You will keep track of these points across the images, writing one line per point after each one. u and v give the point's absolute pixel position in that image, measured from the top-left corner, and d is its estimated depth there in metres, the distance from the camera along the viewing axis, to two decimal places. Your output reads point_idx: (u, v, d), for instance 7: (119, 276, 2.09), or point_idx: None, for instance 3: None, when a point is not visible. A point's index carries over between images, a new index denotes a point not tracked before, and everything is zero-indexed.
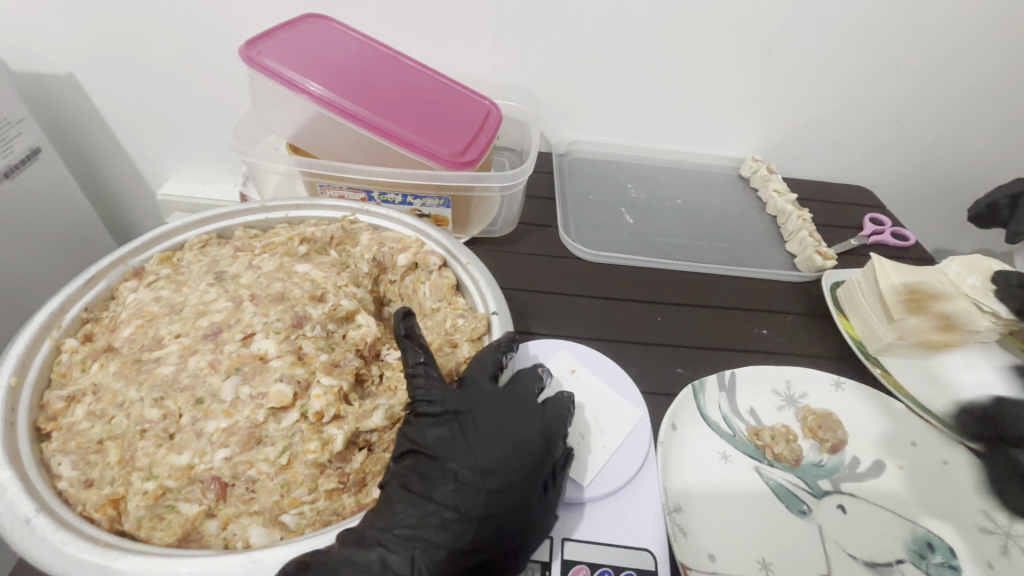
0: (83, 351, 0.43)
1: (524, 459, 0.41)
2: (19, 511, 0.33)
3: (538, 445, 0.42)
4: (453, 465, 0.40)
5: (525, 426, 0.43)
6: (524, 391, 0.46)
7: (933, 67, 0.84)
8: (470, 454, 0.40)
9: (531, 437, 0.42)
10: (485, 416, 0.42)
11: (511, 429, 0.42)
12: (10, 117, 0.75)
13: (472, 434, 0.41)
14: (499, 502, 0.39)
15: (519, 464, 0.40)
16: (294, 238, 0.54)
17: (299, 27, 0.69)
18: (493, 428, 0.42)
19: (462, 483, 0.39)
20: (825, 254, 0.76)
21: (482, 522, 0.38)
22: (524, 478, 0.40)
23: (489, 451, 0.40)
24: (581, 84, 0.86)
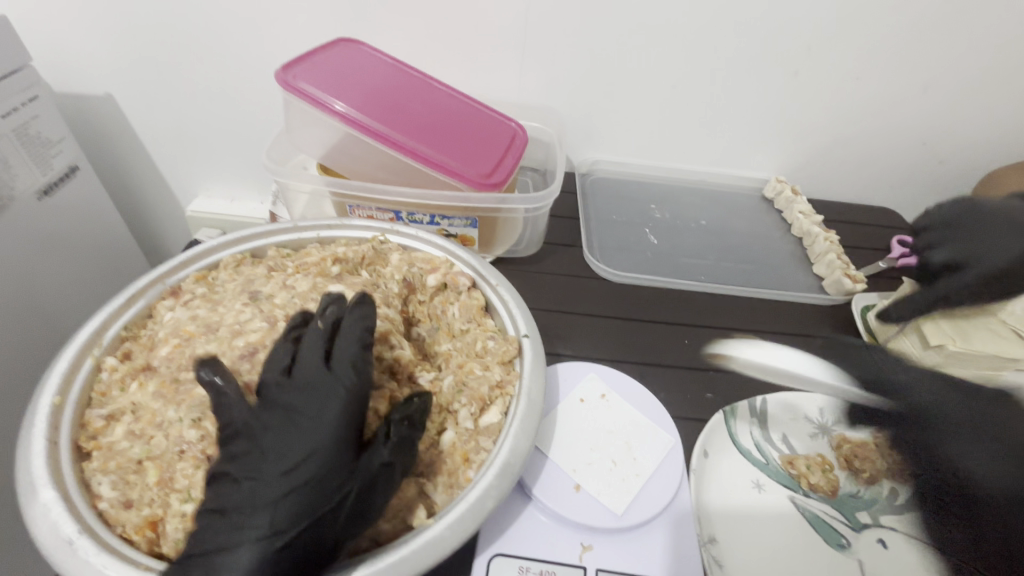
0: (122, 369, 0.43)
1: (314, 432, 0.38)
2: (63, 531, 0.33)
3: (335, 410, 0.38)
4: (256, 456, 0.37)
5: (314, 396, 0.39)
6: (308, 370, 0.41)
7: (961, 88, 0.83)
8: (258, 443, 0.38)
9: (319, 408, 0.39)
10: (273, 398, 0.40)
11: (298, 406, 0.39)
12: (51, 138, 0.78)
13: (264, 439, 0.38)
14: (299, 484, 0.36)
15: (308, 439, 0.38)
16: (326, 258, 0.55)
17: (333, 51, 0.71)
18: (284, 411, 0.39)
19: (258, 475, 0.37)
20: (854, 277, 0.75)
21: (280, 512, 0.35)
22: (325, 452, 0.37)
23: (277, 437, 0.38)
24: (605, 106, 0.87)
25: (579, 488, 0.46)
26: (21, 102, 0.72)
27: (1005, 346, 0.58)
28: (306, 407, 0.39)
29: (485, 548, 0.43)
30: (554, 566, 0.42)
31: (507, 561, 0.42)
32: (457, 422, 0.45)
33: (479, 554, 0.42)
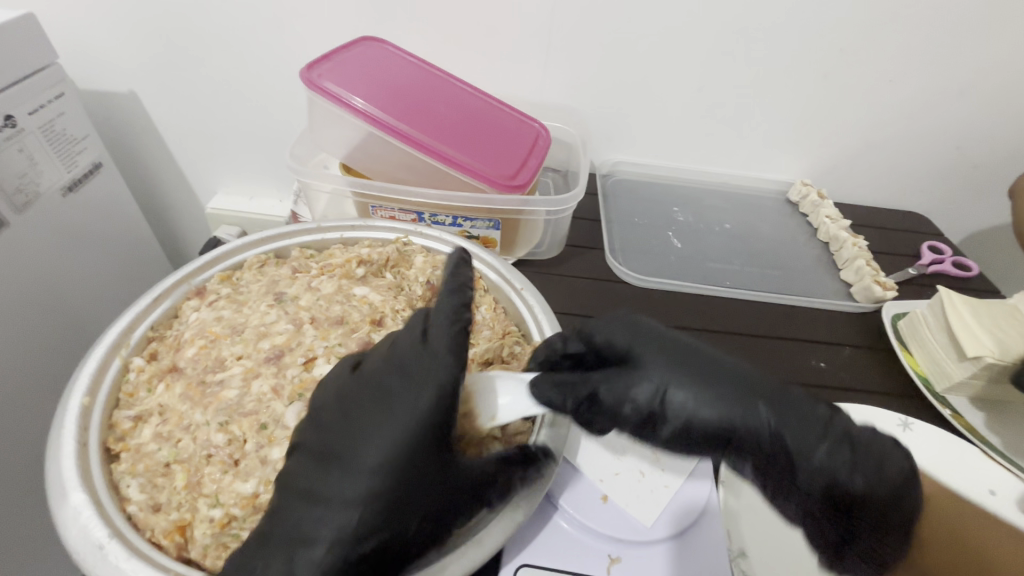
0: (149, 370, 0.43)
1: (413, 429, 0.35)
2: (93, 536, 0.33)
3: (434, 408, 0.36)
4: (352, 447, 0.36)
5: (416, 390, 0.36)
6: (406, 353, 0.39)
7: (999, 90, 0.80)
8: (360, 433, 0.36)
9: (420, 402, 0.36)
10: (378, 385, 0.38)
11: (396, 395, 0.37)
12: (76, 135, 0.78)
13: (354, 420, 0.37)
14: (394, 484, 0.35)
15: (403, 438, 0.35)
16: (351, 260, 0.54)
17: (356, 50, 0.70)
18: (385, 398, 0.37)
19: (353, 470, 0.35)
20: (884, 285, 0.73)
21: (368, 511, 0.34)
22: (422, 452, 0.35)
23: (376, 428, 0.36)
24: (628, 107, 0.85)
25: (605, 499, 0.46)
26: (47, 99, 0.72)
27: None
28: (405, 399, 0.36)
29: (511, 559, 0.42)
30: None
31: (532, 572, 0.41)
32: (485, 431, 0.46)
33: (504, 565, 0.41)
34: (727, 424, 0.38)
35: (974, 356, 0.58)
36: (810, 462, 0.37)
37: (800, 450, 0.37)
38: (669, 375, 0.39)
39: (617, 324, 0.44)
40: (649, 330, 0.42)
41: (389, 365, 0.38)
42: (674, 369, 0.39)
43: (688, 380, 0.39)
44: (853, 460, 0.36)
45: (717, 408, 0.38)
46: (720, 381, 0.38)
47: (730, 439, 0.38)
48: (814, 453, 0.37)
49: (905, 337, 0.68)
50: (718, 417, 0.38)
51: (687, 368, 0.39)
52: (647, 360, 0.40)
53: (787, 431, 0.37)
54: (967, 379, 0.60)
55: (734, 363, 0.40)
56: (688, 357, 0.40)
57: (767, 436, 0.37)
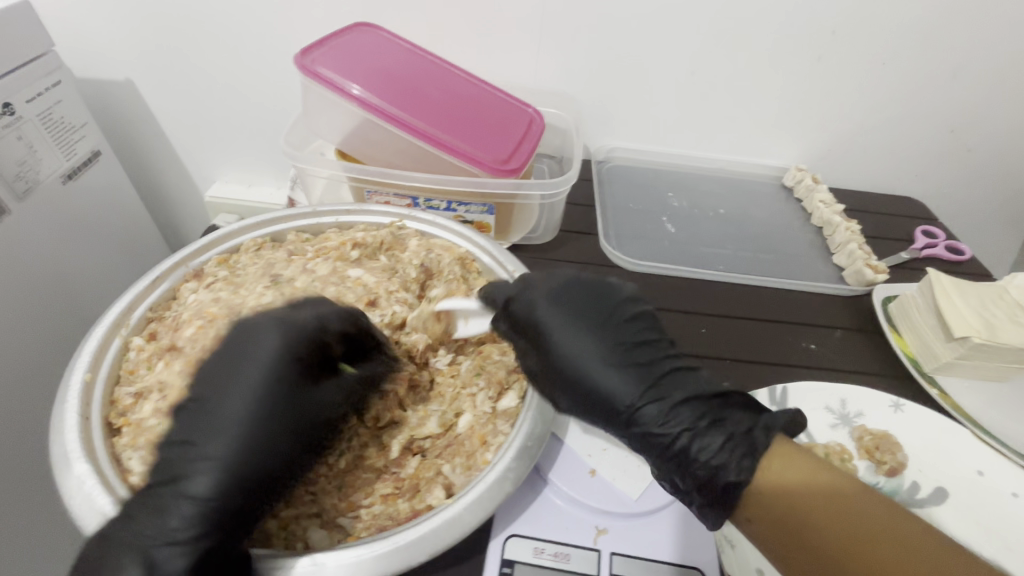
0: (149, 349, 0.45)
1: (250, 396, 0.37)
2: (97, 504, 0.34)
3: (273, 369, 0.38)
4: (207, 415, 0.37)
5: (251, 358, 0.38)
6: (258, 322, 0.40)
7: (993, 74, 0.80)
8: (192, 416, 0.37)
9: (259, 372, 0.37)
10: (215, 358, 0.39)
11: (238, 363, 0.38)
12: (74, 123, 0.79)
13: (207, 405, 0.37)
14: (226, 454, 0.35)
15: (241, 405, 0.37)
16: (346, 243, 0.55)
17: (350, 36, 0.70)
18: (224, 372, 0.38)
19: (189, 444, 0.36)
20: (875, 268, 0.74)
21: (220, 485, 0.35)
22: (261, 420, 0.37)
23: (212, 400, 0.37)
24: (623, 92, 0.86)
25: (594, 473, 0.47)
26: (45, 87, 0.73)
27: None
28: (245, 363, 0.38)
29: (502, 530, 0.43)
30: (569, 549, 0.43)
31: (522, 542, 0.43)
32: (474, 406, 0.46)
33: (495, 536, 0.43)
34: (613, 391, 0.42)
35: (960, 335, 0.58)
36: (673, 438, 0.40)
37: (675, 428, 0.40)
38: (577, 355, 0.43)
39: (569, 299, 0.46)
40: (582, 307, 0.46)
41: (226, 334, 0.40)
42: (582, 342, 0.44)
43: (586, 360, 0.43)
44: (741, 445, 0.39)
45: (581, 375, 0.43)
46: (623, 363, 0.43)
47: (623, 410, 0.42)
48: (681, 430, 0.40)
49: (896, 320, 0.69)
50: (597, 388, 0.43)
51: (580, 352, 0.43)
52: (559, 339, 0.44)
53: (647, 403, 0.41)
54: (955, 359, 0.61)
55: (658, 350, 0.44)
56: (599, 339, 0.44)
57: (654, 416, 0.41)
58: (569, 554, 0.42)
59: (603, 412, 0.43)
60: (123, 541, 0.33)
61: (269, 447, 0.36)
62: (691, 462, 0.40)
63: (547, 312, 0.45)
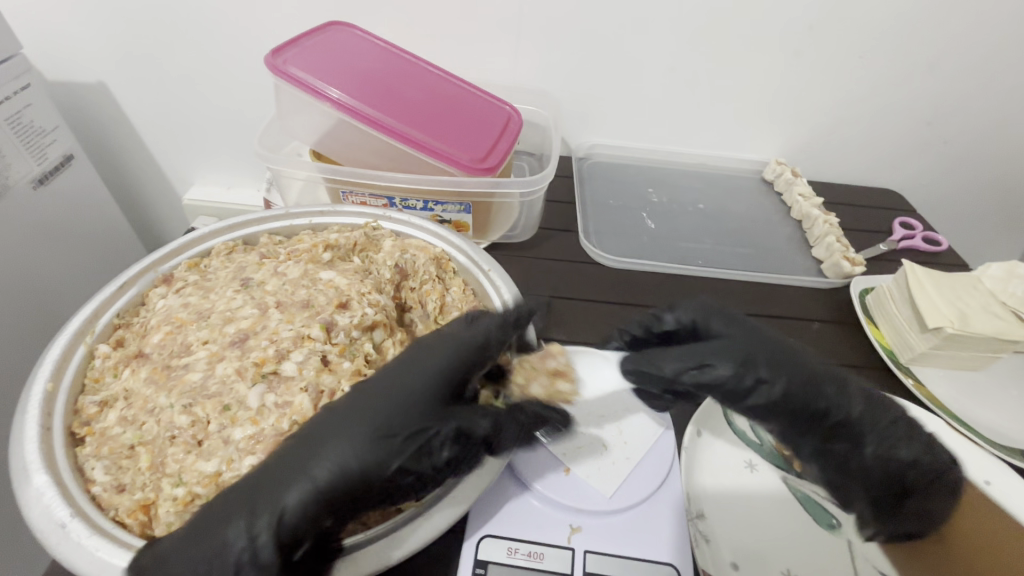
0: (115, 356, 0.44)
1: (395, 395, 0.38)
2: (55, 515, 0.34)
3: (435, 373, 0.40)
4: (335, 423, 0.37)
5: (416, 364, 0.40)
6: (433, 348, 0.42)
7: (968, 66, 0.81)
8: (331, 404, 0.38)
9: (416, 374, 0.40)
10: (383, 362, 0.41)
11: (399, 383, 0.39)
12: (45, 126, 0.77)
13: (350, 410, 0.37)
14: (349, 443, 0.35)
15: (382, 400, 0.38)
16: (318, 245, 0.54)
17: (322, 35, 0.70)
18: (383, 371, 0.40)
19: (312, 447, 0.35)
20: (853, 260, 0.74)
21: (328, 495, 0.34)
22: (403, 420, 0.37)
23: (359, 392, 0.39)
24: (602, 87, 0.85)
25: (568, 472, 0.47)
26: (12, 91, 0.71)
27: (1002, 328, 0.59)
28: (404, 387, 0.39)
29: (476, 530, 0.43)
30: (543, 548, 0.43)
31: (496, 542, 0.43)
32: None
33: (468, 537, 0.43)
34: (820, 394, 0.46)
35: (935, 326, 0.59)
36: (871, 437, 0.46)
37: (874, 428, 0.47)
38: (780, 363, 0.46)
39: (725, 321, 0.49)
40: (754, 327, 0.49)
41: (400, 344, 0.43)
42: (776, 354, 0.46)
43: (790, 369, 0.46)
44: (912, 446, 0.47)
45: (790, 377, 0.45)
46: (830, 375, 0.47)
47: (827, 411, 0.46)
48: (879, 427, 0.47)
49: (873, 311, 0.69)
50: (807, 394, 0.45)
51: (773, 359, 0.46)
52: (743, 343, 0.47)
53: (850, 399, 0.46)
54: (930, 350, 0.61)
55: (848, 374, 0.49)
56: (785, 351, 0.47)
57: (850, 410, 0.46)
58: (543, 553, 0.42)
59: (798, 416, 0.46)
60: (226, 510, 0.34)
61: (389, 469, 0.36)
62: (860, 459, 0.47)
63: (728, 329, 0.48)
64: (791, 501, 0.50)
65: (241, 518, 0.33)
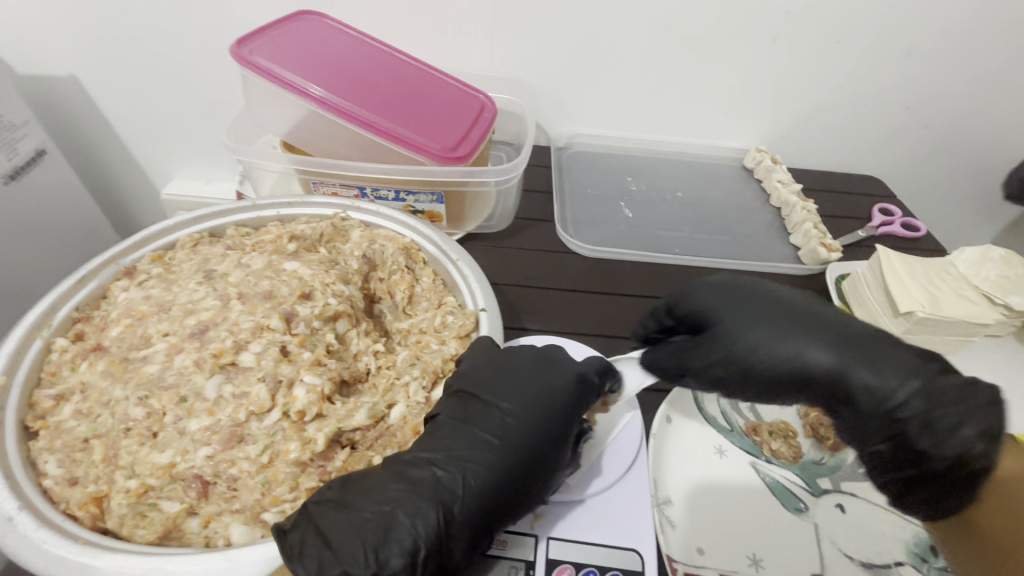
0: (72, 350, 0.43)
1: (541, 405, 0.42)
2: (3, 508, 0.34)
3: (556, 401, 0.43)
4: (461, 442, 0.40)
5: (543, 379, 0.44)
6: (552, 372, 0.45)
7: (946, 50, 0.80)
8: (477, 409, 0.43)
9: (556, 386, 0.44)
10: (508, 366, 0.45)
11: (521, 403, 0.43)
12: (15, 121, 0.76)
13: (477, 427, 0.41)
14: (512, 451, 0.40)
15: (534, 412, 0.42)
16: (283, 235, 0.54)
17: (290, 25, 0.68)
18: (515, 378, 0.44)
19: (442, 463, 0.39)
20: (830, 246, 0.74)
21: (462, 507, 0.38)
22: (539, 436, 0.41)
23: (500, 399, 0.43)
24: (579, 76, 0.84)
25: None
26: None
27: (972, 312, 0.60)
28: (527, 411, 0.42)
29: None
30: (506, 535, 0.43)
31: None
32: (409, 397, 0.45)
33: None
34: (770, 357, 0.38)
35: (906, 311, 0.59)
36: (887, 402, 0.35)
37: (837, 380, 0.36)
38: (734, 333, 0.39)
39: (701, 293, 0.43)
40: (747, 289, 0.42)
41: (511, 352, 0.46)
42: (734, 321, 0.40)
43: (750, 342, 0.38)
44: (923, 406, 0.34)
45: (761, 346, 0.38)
46: (821, 331, 0.38)
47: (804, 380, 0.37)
48: (887, 389, 0.35)
49: (848, 297, 0.69)
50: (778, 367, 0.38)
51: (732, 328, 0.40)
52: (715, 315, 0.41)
53: (826, 359, 0.37)
54: (902, 334, 0.62)
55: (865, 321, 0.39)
56: (764, 311, 0.40)
57: (838, 367, 0.36)
58: (506, 541, 0.43)
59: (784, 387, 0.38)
60: (409, 505, 0.36)
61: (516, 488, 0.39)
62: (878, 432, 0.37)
63: (705, 297, 0.42)
64: (759, 486, 0.50)
65: (405, 507, 0.36)
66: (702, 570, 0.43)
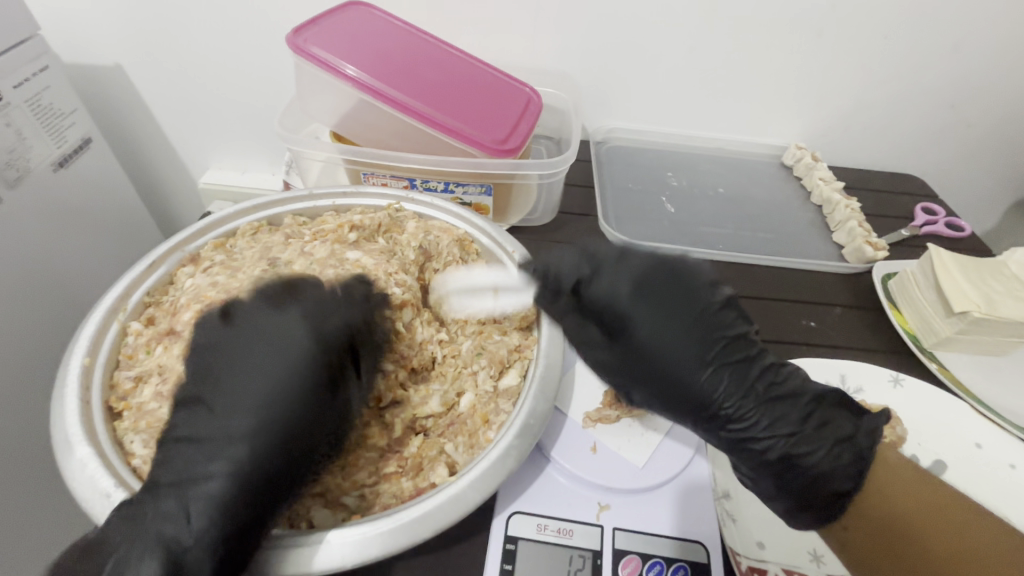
0: (148, 334, 0.44)
1: (269, 378, 0.38)
2: (100, 486, 0.35)
3: (277, 354, 0.38)
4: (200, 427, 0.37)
5: (255, 330, 0.40)
6: (263, 319, 0.40)
7: (996, 48, 0.79)
8: (205, 377, 0.38)
9: (277, 343, 0.39)
10: (224, 351, 0.39)
11: (250, 360, 0.38)
12: (64, 109, 0.77)
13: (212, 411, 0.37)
14: (252, 447, 0.36)
15: (265, 371, 0.38)
16: (343, 225, 0.54)
17: (341, 15, 0.69)
18: (238, 347, 0.39)
19: (191, 448, 0.36)
20: (875, 245, 0.74)
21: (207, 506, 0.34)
22: (271, 387, 0.37)
23: (234, 372, 0.38)
24: (621, 71, 0.84)
25: (596, 449, 0.48)
26: (32, 72, 0.71)
27: None
28: (248, 368, 0.38)
29: (505, 507, 0.44)
30: (574, 526, 0.43)
31: (526, 519, 0.44)
32: (476, 386, 0.47)
33: (498, 513, 0.44)
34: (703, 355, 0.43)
35: (960, 310, 0.58)
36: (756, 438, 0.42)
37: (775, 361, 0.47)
38: (657, 348, 0.43)
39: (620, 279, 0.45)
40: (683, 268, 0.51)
41: (231, 328, 0.40)
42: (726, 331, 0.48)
43: (666, 358, 0.43)
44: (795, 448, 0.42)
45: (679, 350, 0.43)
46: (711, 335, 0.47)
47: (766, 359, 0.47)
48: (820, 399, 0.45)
49: (896, 297, 0.69)
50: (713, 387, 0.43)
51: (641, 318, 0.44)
52: (640, 322, 0.44)
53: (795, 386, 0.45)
54: (955, 334, 0.61)
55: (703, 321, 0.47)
56: (695, 331, 0.44)
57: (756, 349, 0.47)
58: (572, 531, 0.43)
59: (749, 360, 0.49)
60: (166, 509, 0.34)
61: (267, 460, 0.36)
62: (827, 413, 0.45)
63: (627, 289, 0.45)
64: None
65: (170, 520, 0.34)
66: (765, 564, 0.42)
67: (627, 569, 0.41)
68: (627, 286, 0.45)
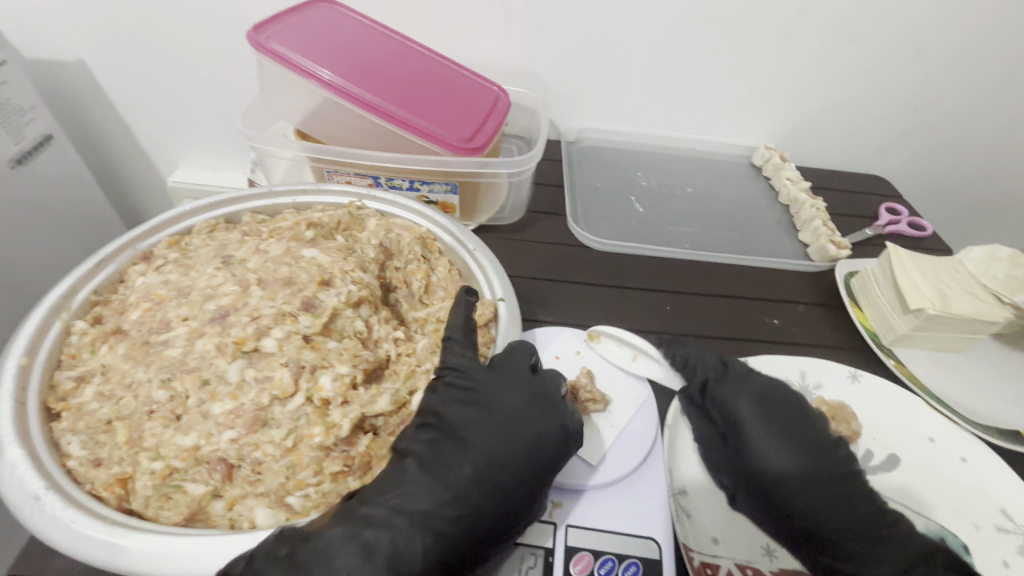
0: (92, 333, 0.43)
1: (483, 443, 0.41)
2: (29, 488, 0.34)
3: (517, 414, 0.43)
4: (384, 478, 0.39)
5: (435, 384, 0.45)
6: (511, 365, 0.46)
7: (957, 52, 0.81)
8: (255, 391, 0.40)
9: (546, 418, 0.43)
10: (502, 405, 0.43)
11: (533, 415, 0.43)
12: (22, 105, 0.75)
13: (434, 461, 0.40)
14: (434, 507, 0.38)
15: (528, 434, 0.42)
16: (301, 222, 0.53)
17: (306, 12, 0.68)
18: (498, 411, 0.43)
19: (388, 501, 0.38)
20: (839, 244, 0.75)
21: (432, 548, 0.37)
22: (496, 443, 0.41)
23: (501, 429, 0.42)
24: (592, 71, 0.85)
25: None
26: None
27: (980, 309, 0.60)
28: (523, 425, 0.42)
29: None
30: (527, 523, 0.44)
31: None
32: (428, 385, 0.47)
33: None
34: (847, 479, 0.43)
35: (916, 308, 0.60)
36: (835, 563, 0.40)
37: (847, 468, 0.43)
38: (771, 459, 0.42)
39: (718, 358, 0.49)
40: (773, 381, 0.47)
41: (266, 342, 0.42)
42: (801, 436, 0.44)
43: (779, 468, 0.41)
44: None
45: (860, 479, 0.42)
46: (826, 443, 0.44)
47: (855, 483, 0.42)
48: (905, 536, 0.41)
49: (857, 294, 0.70)
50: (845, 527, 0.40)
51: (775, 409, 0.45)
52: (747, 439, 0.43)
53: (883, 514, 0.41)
54: (910, 330, 0.62)
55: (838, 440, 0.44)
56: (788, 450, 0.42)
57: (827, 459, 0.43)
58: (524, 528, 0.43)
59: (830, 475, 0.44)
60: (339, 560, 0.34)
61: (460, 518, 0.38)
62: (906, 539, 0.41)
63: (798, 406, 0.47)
64: None
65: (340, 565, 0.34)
66: (717, 560, 0.43)
67: (578, 566, 0.41)
68: (746, 401, 0.44)
